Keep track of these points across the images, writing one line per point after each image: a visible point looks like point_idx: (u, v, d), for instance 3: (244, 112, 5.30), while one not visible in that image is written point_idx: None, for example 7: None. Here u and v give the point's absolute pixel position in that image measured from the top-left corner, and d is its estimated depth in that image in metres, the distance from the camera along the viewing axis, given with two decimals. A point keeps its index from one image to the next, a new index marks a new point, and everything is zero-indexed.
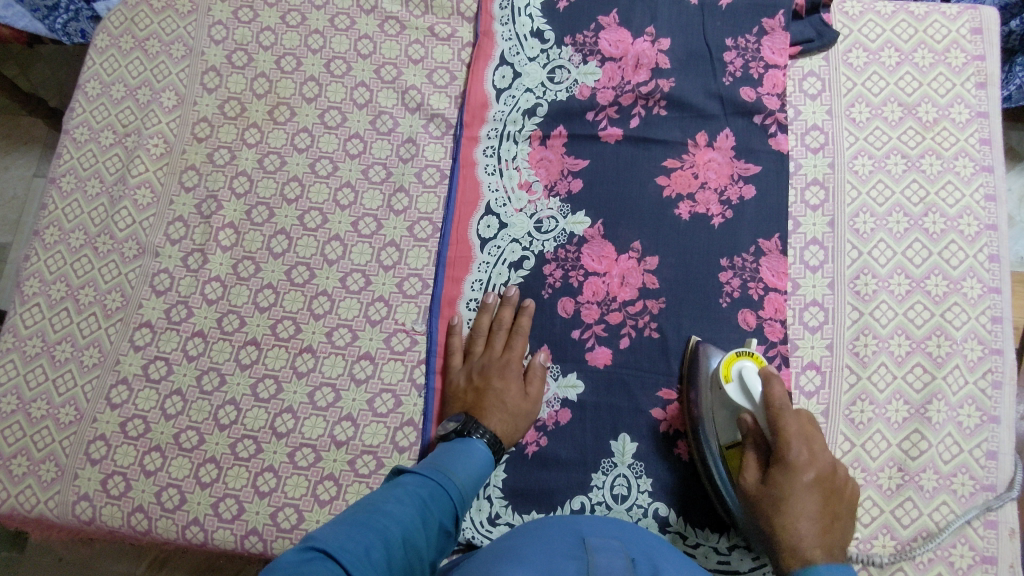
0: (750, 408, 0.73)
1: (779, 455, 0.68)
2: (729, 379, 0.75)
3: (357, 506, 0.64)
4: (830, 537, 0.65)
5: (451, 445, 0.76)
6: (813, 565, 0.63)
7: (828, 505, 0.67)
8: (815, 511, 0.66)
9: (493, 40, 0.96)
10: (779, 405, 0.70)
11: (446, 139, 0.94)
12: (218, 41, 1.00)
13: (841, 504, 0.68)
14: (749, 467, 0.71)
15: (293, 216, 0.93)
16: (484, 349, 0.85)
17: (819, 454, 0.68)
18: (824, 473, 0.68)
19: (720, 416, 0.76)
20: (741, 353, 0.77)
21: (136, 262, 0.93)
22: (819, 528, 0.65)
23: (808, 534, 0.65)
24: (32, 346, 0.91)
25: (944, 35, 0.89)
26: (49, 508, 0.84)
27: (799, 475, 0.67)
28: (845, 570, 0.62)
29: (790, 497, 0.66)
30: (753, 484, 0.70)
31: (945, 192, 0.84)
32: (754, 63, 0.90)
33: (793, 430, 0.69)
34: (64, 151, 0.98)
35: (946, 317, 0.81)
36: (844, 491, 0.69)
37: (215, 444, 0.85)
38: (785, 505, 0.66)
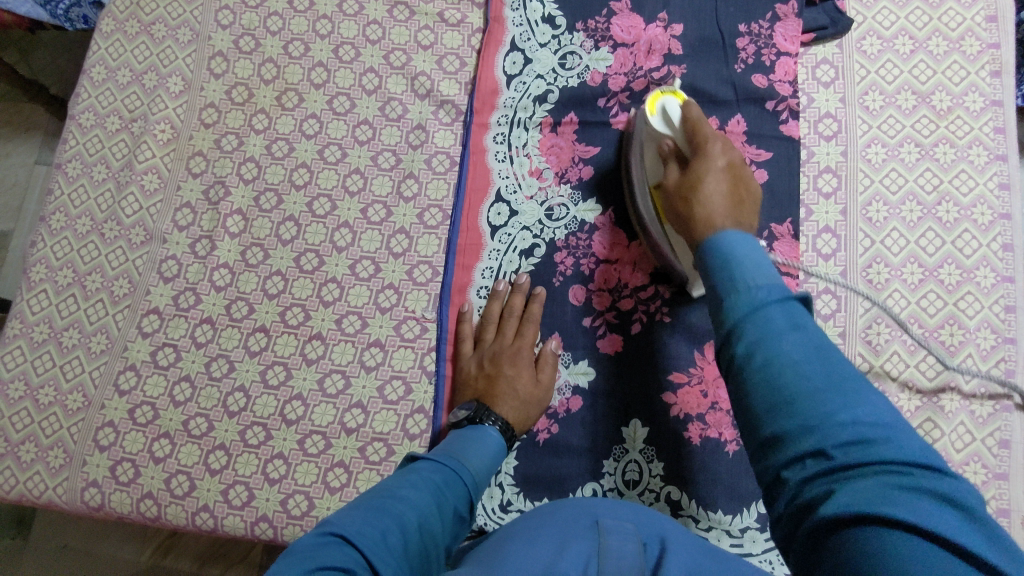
0: (668, 133, 0.75)
1: (699, 138, 0.71)
2: (654, 111, 0.76)
3: (372, 492, 0.63)
4: (739, 214, 0.65)
5: (464, 431, 0.75)
6: (720, 233, 0.59)
7: (734, 184, 0.67)
8: (725, 190, 0.66)
9: (504, 25, 0.95)
10: (698, 116, 0.72)
11: (456, 125, 0.93)
12: (224, 26, 0.99)
13: (749, 193, 0.68)
14: (669, 170, 0.73)
15: (302, 203, 0.92)
16: (495, 336, 0.85)
17: (732, 150, 0.70)
18: (734, 161, 0.69)
19: (648, 160, 0.80)
20: (666, 93, 0.77)
21: (144, 248, 0.92)
22: (727, 202, 0.65)
23: (716, 202, 0.64)
24: (39, 332, 0.90)
25: (959, 23, 0.89)
26: (57, 495, 0.84)
27: (714, 160, 0.68)
28: (747, 238, 0.58)
29: (703, 181, 0.67)
30: (673, 180, 0.71)
31: (959, 181, 0.84)
32: (767, 50, 0.89)
33: (712, 134, 0.71)
34: (69, 136, 0.97)
35: (959, 306, 0.80)
36: (753, 192, 0.69)
37: (224, 431, 0.85)
38: (697, 188, 0.67)
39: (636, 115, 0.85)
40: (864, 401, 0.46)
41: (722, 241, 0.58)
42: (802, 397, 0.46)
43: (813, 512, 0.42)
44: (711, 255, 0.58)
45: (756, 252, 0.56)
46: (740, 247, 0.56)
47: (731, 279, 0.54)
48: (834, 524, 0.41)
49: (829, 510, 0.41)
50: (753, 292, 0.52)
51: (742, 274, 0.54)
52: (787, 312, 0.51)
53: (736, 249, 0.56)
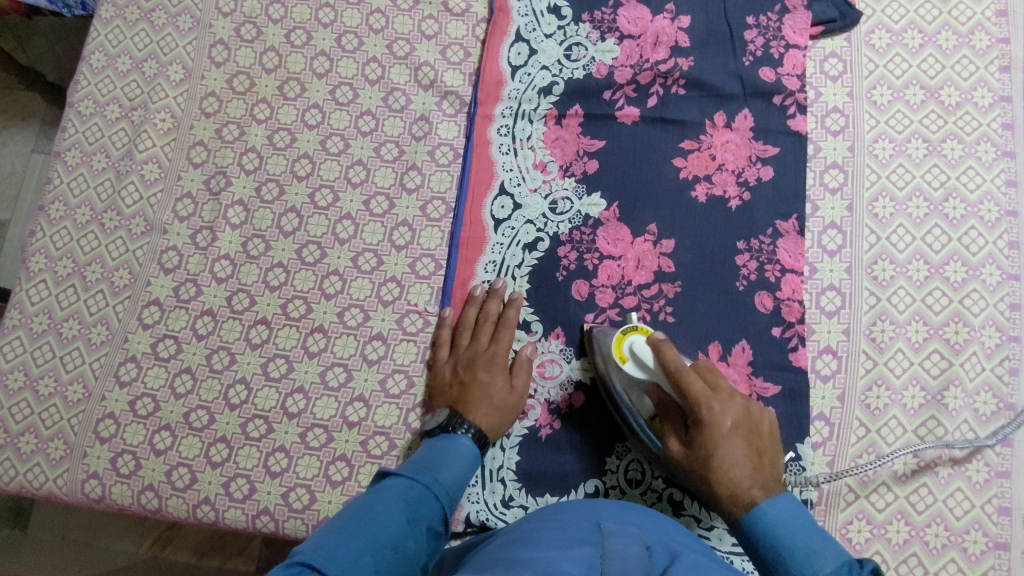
0: (651, 376, 0.74)
1: (690, 399, 0.69)
2: (625, 358, 0.75)
3: (345, 513, 0.62)
4: (761, 479, 0.66)
5: (437, 442, 0.74)
6: (757, 508, 0.64)
7: (752, 446, 0.69)
8: (745, 459, 0.67)
9: (509, 15, 0.94)
10: (677, 366, 0.70)
11: (460, 117, 0.92)
12: (226, 14, 0.98)
13: (763, 441, 0.70)
14: (670, 443, 0.71)
15: (304, 194, 0.91)
16: (470, 342, 0.84)
17: (730, 402, 0.70)
18: (739, 420, 0.69)
19: (631, 391, 0.77)
20: (628, 328, 0.77)
21: (144, 239, 0.91)
22: (749, 471, 0.66)
23: (742, 480, 0.66)
24: (38, 322, 0.89)
25: (968, 17, 0.88)
26: (58, 486, 0.84)
27: (719, 425, 0.68)
28: (789, 502, 0.64)
29: (717, 449, 0.67)
30: (679, 450, 0.70)
31: (966, 177, 0.83)
32: (775, 43, 0.88)
33: (703, 392, 0.69)
34: (68, 124, 0.95)
35: (965, 303, 0.80)
36: (764, 432, 0.71)
37: (225, 424, 0.84)
38: (715, 459, 0.67)
39: (595, 336, 0.80)
40: None
41: (765, 519, 0.63)
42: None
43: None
44: (755, 531, 0.63)
45: (800, 519, 0.63)
46: (788, 524, 0.62)
47: (789, 552, 0.60)
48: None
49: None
50: None
51: (804, 566, 0.58)
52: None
53: (797, 533, 0.61)
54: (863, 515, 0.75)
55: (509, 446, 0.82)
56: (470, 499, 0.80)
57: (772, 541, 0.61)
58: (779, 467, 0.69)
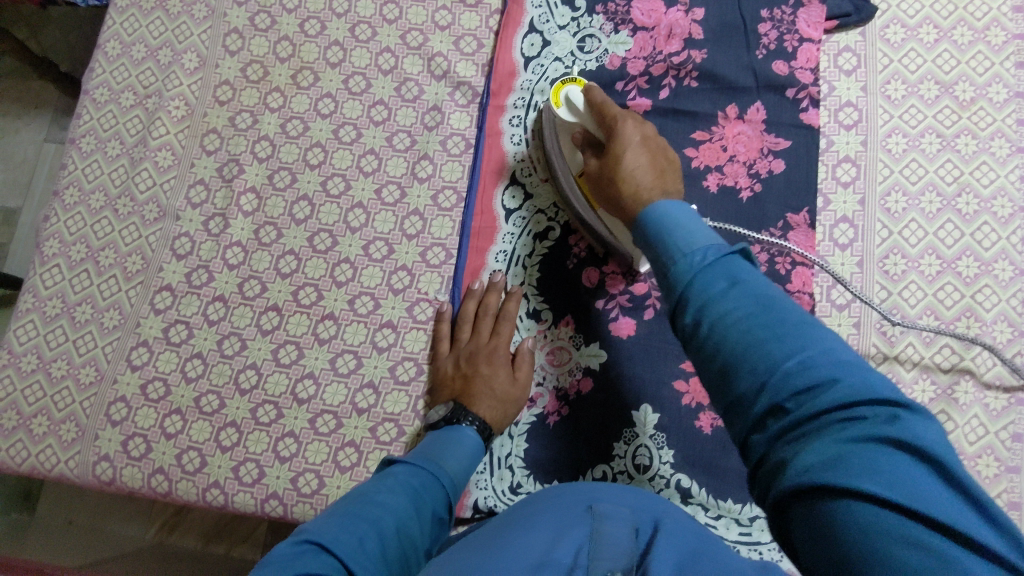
0: (580, 117, 0.78)
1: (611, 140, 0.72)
2: (559, 103, 0.79)
3: (350, 496, 0.63)
4: (663, 185, 0.67)
5: (441, 432, 0.75)
6: (657, 207, 0.60)
7: (654, 155, 0.70)
8: (646, 164, 0.69)
9: (523, 6, 0.94)
10: (603, 99, 0.74)
11: (472, 107, 0.93)
12: (241, 3, 0.99)
13: (668, 160, 0.72)
14: (588, 160, 0.75)
15: (316, 182, 0.92)
16: (471, 335, 0.84)
17: (642, 123, 0.73)
18: (647, 133, 0.72)
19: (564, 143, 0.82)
20: (567, 81, 0.81)
21: (157, 225, 0.92)
22: (651, 178, 0.67)
23: (642, 183, 0.67)
24: (52, 306, 0.90)
25: (984, 13, 0.88)
26: (69, 468, 0.85)
27: (627, 137, 0.71)
28: (687, 206, 0.59)
29: (623, 157, 0.69)
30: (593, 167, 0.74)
31: (979, 173, 0.83)
32: (790, 36, 0.88)
33: (618, 112, 0.73)
34: (84, 111, 0.96)
35: (977, 299, 0.80)
36: (670, 157, 0.72)
37: (235, 409, 0.85)
38: (618, 168, 0.69)
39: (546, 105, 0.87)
40: (812, 344, 0.47)
41: (657, 213, 0.59)
42: (760, 353, 0.47)
43: (784, 460, 0.44)
44: (655, 227, 0.58)
45: (693, 219, 0.58)
46: (678, 218, 0.57)
47: (671, 248, 0.55)
48: (805, 472, 0.42)
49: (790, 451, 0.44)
50: (689, 257, 0.54)
51: (679, 243, 0.55)
52: (721, 271, 0.52)
53: (684, 223, 0.57)
54: None
55: (518, 432, 0.82)
56: (479, 485, 0.81)
57: (660, 223, 0.58)
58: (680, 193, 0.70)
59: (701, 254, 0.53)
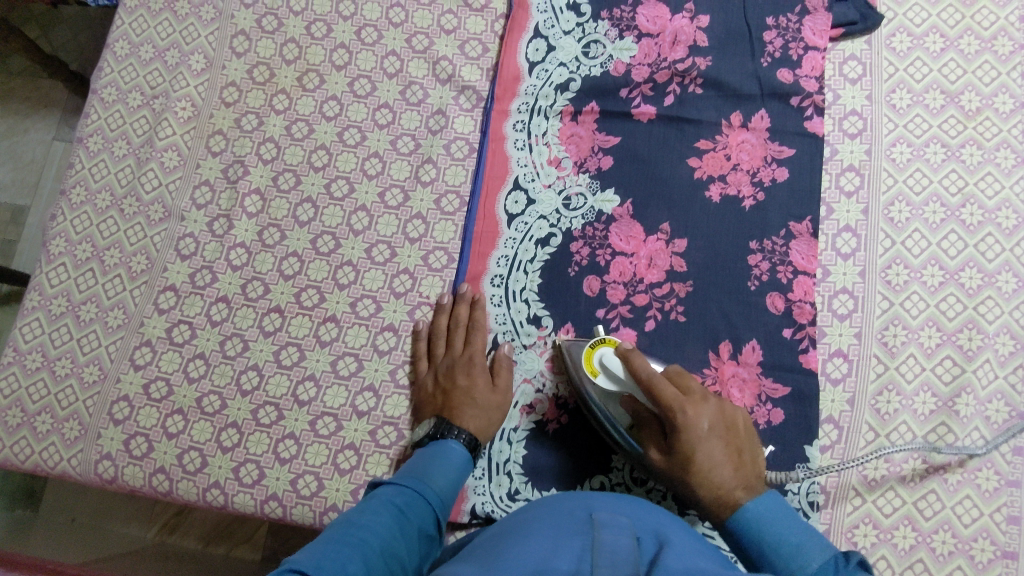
0: (626, 387, 0.75)
1: (666, 408, 0.69)
2: (595, 371, 0.76)
3: (335, 523, 0.63)
4: (744, 479, 0.68)
5: (426, 450, 0.76)
6: (741, 511, 0.66)
7: (728, 432, 0.71)
8: (724, 457, 0.69)
9: (528, 11, 0.94)
10: (651, 375, 0.71)
11: (476, 112, 0.93)
12: (248, 5, 0.99)
13: (745, 445, 0.72)
14: (651, 450, 0.72)
15: (320, 184, 0.92)
16: (446, 350, 0.84)
17: (703, 404, 0.71)
18: (716, 420, 0.70)
19: (608, 403, 0.77)
20: (596, 341, 0.78)
21: (162, 225, 0.93)
22: (731, 470, 0.68)
23: (726, 480, 0.68)
24: (57, 305, 0.91)
25: (992, 22, 0.87)
26: (72, 466, 0.85)
27: (697, 428, 0.69)
28: (775, 499, 0.67)
29: (695, 451, 0.68)
30: (659, 459, 0.71)
31: (984, 184, 0.83)
32: (795, 44, 0.88)
33: (675, 394, 0.70)
34: (91, 111, 0.97)
35: (979, 310, 0.79)
36: (740, 424, 0.73)
37: (237, 410, 0.85)
38: (694, 463, 0.69)
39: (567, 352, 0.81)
40: None
41: (752, 516, 0.65)
42: None
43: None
44: (746, 536, 0.65)
45: (776, 509, 0.66)
46: (766, 518, 0.65)
47: (781, 564, 0.61)
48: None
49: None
50: (802, 574, 0.60)
51: (790, 562, 0.61)
52: None
53: (777, 529, 0.64)
54: (870, 520, 0.75)
55: (516, 439, 0.82)
56: (476, 492, 0.81)
57: (757, 537, 0.64)
58: (759, 468, 0.71)
59: (817, 573, 0.60)
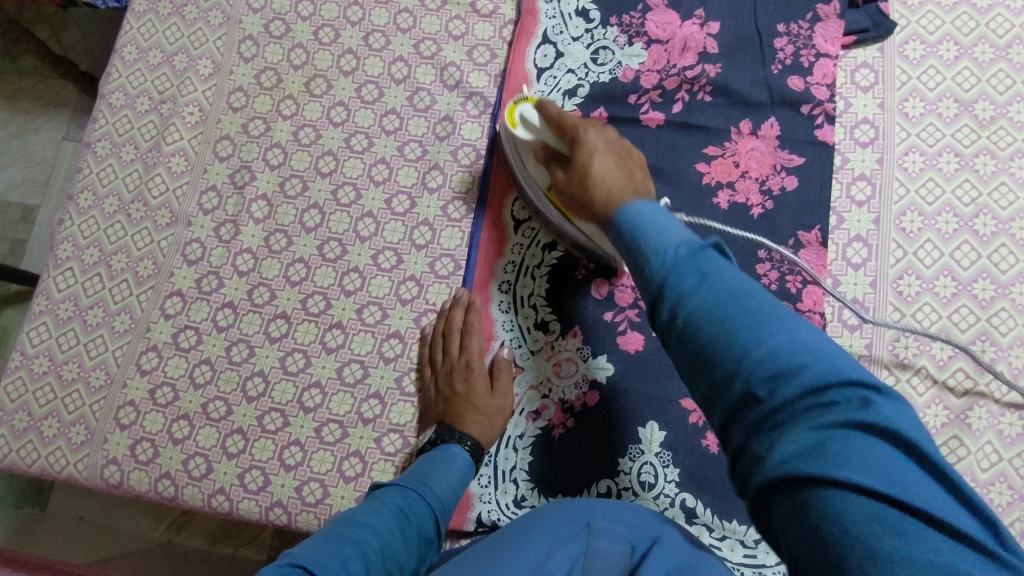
0: (538, 134, 0.77)
1: (569, 133, 0.72)
2: (514, 123, 0.81)
3: (339, 518, 0.66)
4: (634, 186, 0.66)
5: (431, 452, 0.76)
6: (633, 211, 0.60)
7: (620, 162, 0.70)
8: (612, 175, 0.68)
9: (536, 17, 0.93)
10: (557, 112, 0.74)
11: (484, 118, 0.92)
12: (256, 10, 0.99)
13: (636, 169, 0.70)
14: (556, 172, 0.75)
15: (327, 190, 0.92)
16: (444, 356, 0.83)
17: (606, 132, 0.73)
18: (609, 150, 0.71)
19: (529, 163, 0.83)
20: (520, 101, 0.83)
21: (169, 231, 0.93)
22: (619, 176, 0.67)
23: (600, 185, 0.67)
24: (64, 309, 0.91)
25: (1007, 30, 0.86)
26: (78, 471, 0.85)
27: (590, 143, 0.70)
28: (658, 208, 0.60)
29: (592, 164, 0.68)
30: (563, 178, 0.73)
31: (998, 194, 0.82)
32: (806, 51, 0.87)
33: (575, 122, 0.73)
34: (100, 115, 0.97)
35: (992, 322, 0.78)
36: (637, 160, 0.72)
37: (242, 416, 0.85)
38: (586, 189, 0.68)
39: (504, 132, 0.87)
40: (783, 330, 0.48)
41: (635, 211, 0.60)
42: (715, 322, 0.49)
43: (761, 475, 0.44)
44: (636, 237, 0.58)
45: (664, 218, 0.58)
46: (654, 224, 0.58)
47: (649, 242, 0.56)
48: (802, 485, 0.42)
49: (780, 467, 0.43)
50: (662, 253, 0.54)
51: (654, 240, 0.56)
52: (693, 265, 0.53)
53: (648, 222, 0.58)
54: None
55: (522, 445, 0.82)
56: (482, 499, 0.81)
57: (633, 218, 0.59)
58: (652, 193, 0.69)
59: (673, 250, 0.54)
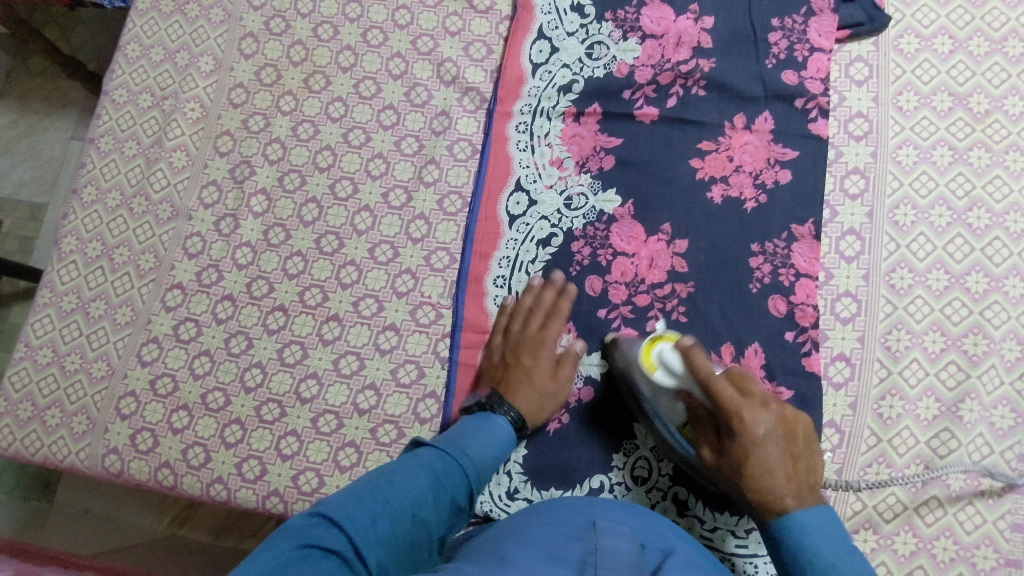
0: (682, 381, 0.73)
1: (725, 408, 0.67)
2: (653, 367, 0.75)
3: (375, 473, 0.65)
4: (797, 482, 0.65)
5: (476, 420, 0.75)
6: (788, 515, 0.63)
7: (788, 435, 0.67)
8: (779, 461, 0.65)
9: (532, 13, 0.94)
10: (706, 370, 0.69)
11: (479, 113, 0.93)
12: (256, 7, 1.01)
13: (806, 447, 0.68)
14: (703, 450, 0.71)
15: (325, 185, 0.93)
16: (519, 329, 0.85)
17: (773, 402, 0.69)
18: (776, 422, 0.67)
19: (663, 398, 0.75)
20: (660, 336, 0.77)
21: (170, 224, 0.94)
22: (786, 465, 0.65)
23: (776, 487, 0.64)
24: (67, 302, 0.93)
25: (1002, 24, 0.86)
26: (79, 460, 0.87)
27: (755, 433, 0.66)
28: (823, 515, 0.63)
29: (754, 453, 0.66)
30: (713, 459, 0.70)
31: (992, 187, 0.82)
32: (800, 45, 0.87)
33: (735, 397, 0.67)
34: (103, 112, 0.99)
35: (985, 315, 0.78)
36: (803, 422, 0.69)
37: (240, 406, 0.86)
38: (746, 465, 0.66)
39: (619, 341, 0.81)
40: None
41: (799, 522, 0.62)
42: None
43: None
44: (786, 538, 0.63)
45: (825, 522, 0.63)
46: (812, 527, 0.62)
47: (817, 560, 0.60)
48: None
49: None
50: (834, 570, 0.59)
51: (822, 567, 0.60)
52: None
53: (813, 537, 0.61)
54: (870, 524, 0.74)
55: None
56: None
57: (800, 540, 0.62)
58: (815, 479, 0.66)
59: None
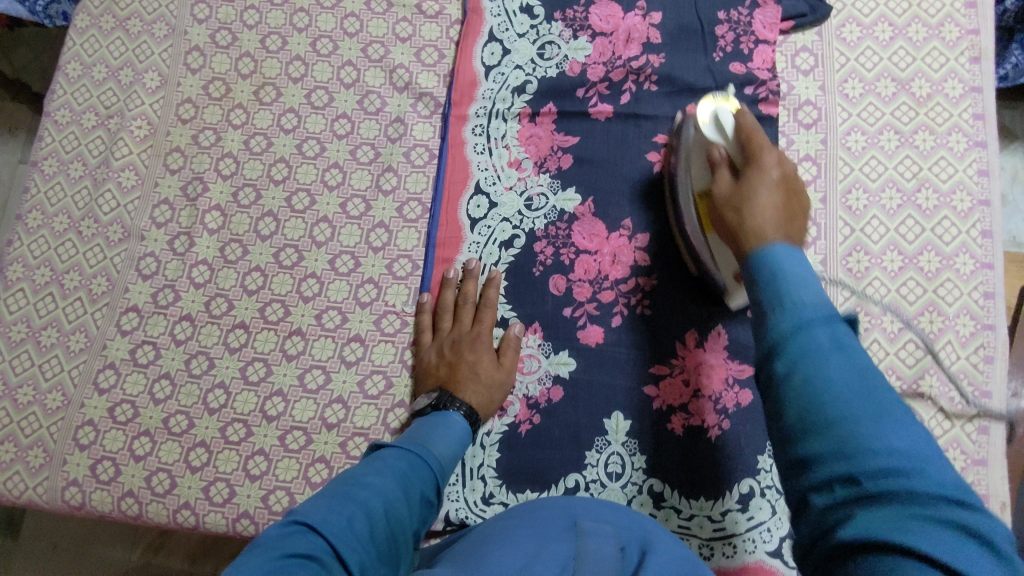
0: (721, 140, 0.70)
1: (750, 151, 0.65)
2: (704, 120, 0.72)
3: (340, 479, 0.64)
4: (790, 221, 0.58)
5: (429, 419, 0.75)
6: (768, 247, 0.54)
7: (789, 194, 0.61)
8: (777, 202, 0.60)
9: (482, 16, 0.94)
10: (753, 125, 0.67)
11: (434, 118, 0.93)
12: (201, 20, 0.98)
13: (805, 205, 0.62)
14: (721, 176, 0.66)
15: (281, 198, 0.91)
16: (452, 324, 0.85)
17: (787, 164, 0.65)
18: (789, 178, 0.63)
19: (697, 167, 0.75)
20: (717, 99, 0.74)
21: (122, 246, 0.92)
22: (779, 206, 0.59)
23: (770, 219, 0.57)
24: (16, 331, 0.89)
25: (938, 10, 0.89)
26: (37, 495, 0.84)
27: (768, 172, 0.63)
28: (797, 251, 0.52)
29: (754, 190, 0.61)
30: (726, 189, 0.64)
31: (938, 168, 0.84)
32: (746, 38, 0.89)
33: (767, 142, 0.66)
34: (45, 133, 0.96)
35: (939, 293, 0.80)
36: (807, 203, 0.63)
37: (205, 428, 0.84)
38: (745, 198, 0.61)
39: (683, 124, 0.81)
40: (901, 427, 0.42)
41: (771, 256, 0.52)
42: (833, 406, 0.43)
43: (835, 543, 0.40)
44: (761, 269, 0.52)
45: (807, 271, 0.51)
46: (789, 267, 0.51)
47: (779, 295, 0.49)
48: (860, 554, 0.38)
49: (850, 540, 0.39)
50: (797, 309, 0.48)
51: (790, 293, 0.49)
52: (845, 358, 0.45)
53: (795, 285, 0.49)
54: None
55: (489, 443, 0.82)
56: (451, 498, 0.80)
57: (769, 265, 0.52)
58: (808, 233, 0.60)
59: (811, 312, 0.47)
